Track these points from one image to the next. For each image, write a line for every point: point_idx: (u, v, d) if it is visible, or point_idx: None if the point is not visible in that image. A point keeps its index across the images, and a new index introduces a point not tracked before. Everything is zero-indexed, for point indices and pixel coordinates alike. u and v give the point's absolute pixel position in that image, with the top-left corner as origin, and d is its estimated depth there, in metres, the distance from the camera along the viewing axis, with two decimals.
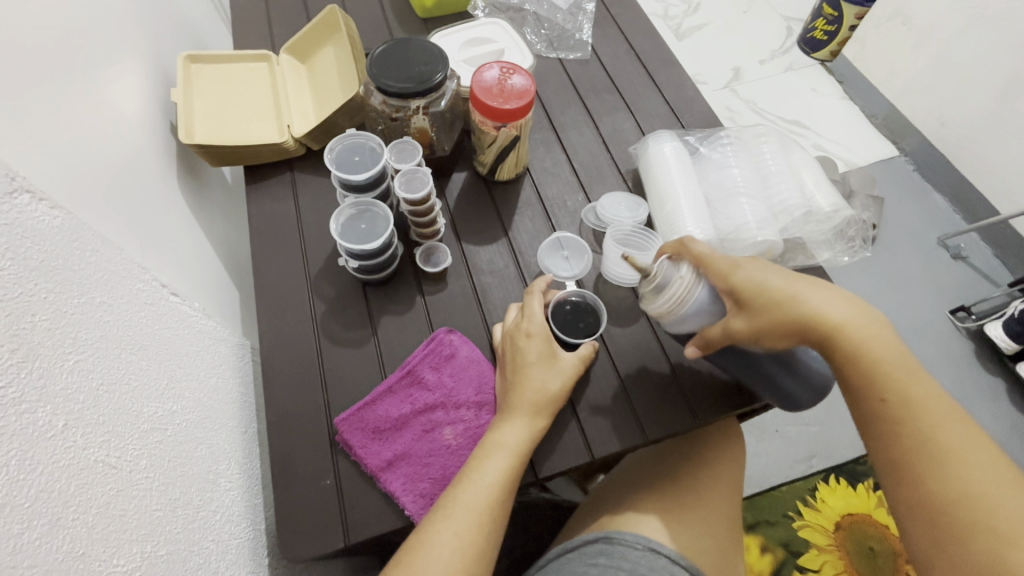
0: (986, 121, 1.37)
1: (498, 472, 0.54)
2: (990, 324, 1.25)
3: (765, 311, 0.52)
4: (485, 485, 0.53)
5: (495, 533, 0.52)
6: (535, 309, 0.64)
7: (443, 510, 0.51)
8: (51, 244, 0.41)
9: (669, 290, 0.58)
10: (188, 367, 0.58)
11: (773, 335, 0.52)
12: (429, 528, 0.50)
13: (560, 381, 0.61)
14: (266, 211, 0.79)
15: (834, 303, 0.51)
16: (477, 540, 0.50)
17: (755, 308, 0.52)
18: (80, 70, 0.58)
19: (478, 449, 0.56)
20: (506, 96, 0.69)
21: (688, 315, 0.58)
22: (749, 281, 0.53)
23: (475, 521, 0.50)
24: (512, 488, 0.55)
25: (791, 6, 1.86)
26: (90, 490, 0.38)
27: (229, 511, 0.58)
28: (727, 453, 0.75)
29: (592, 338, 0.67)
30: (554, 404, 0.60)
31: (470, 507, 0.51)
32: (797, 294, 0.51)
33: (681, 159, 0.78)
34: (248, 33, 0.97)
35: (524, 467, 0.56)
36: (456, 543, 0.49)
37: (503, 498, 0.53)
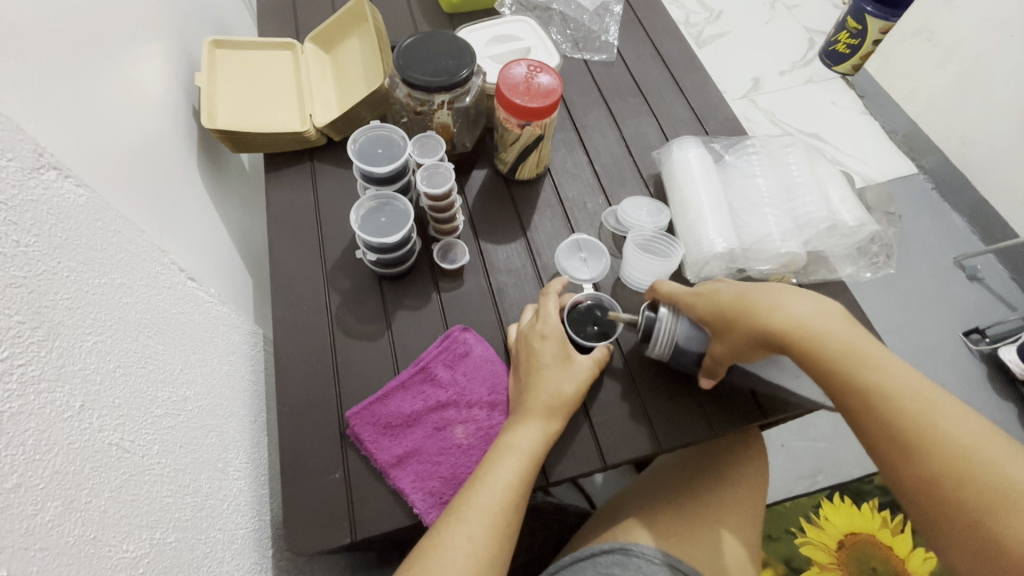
0: (1009, 143, 1.35)
1: (511, 476, 0.53)
2: (1005, 348, 1.23)
3: (725, 329, 0.56)
4: (497, 490, 0.52)
5: (508, 538, 0.51)
6: (550, 310, 0.63)
7: (456, 514, 0.50)
8: (76, 222, 0.41)
9: (656, 339, 0.63)
10: (202, 353, 0.57)
11: (746, 352, 0.55)
12: (442, 533, 0.49)
13: (576, 385, 0.60)
14: (285, 200, 0.78)
15: (781, 305, 0.53)
16: (490, 544, 0.49)
17: (723, 328, 0.57)
18: (105, 49, 0.58)
19: (492, 452, 0.56)
20: (532, 94, 0.68)
21: (683, 350, 0.63)
22: (707, 306, 0.58)
23: (487, 526, 0.50)
24: (525, 492, 0.54)
25: (815, 17, 1.84)
26: (104, 473, 0.38)
27: (236, 501, 0.58)
28: (746, 467, 0.73)
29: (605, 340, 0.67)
30: (570, 408, 0.59)
31: (483, 512, 0.50)
32: (742, 307, 0.55)
33: (705, 165, 0.77)
34: (274, 21, 0.97)
35: (537, 471, 0.56)
36: (469, 549, 0.48)
37: (516, 501, 0.52)
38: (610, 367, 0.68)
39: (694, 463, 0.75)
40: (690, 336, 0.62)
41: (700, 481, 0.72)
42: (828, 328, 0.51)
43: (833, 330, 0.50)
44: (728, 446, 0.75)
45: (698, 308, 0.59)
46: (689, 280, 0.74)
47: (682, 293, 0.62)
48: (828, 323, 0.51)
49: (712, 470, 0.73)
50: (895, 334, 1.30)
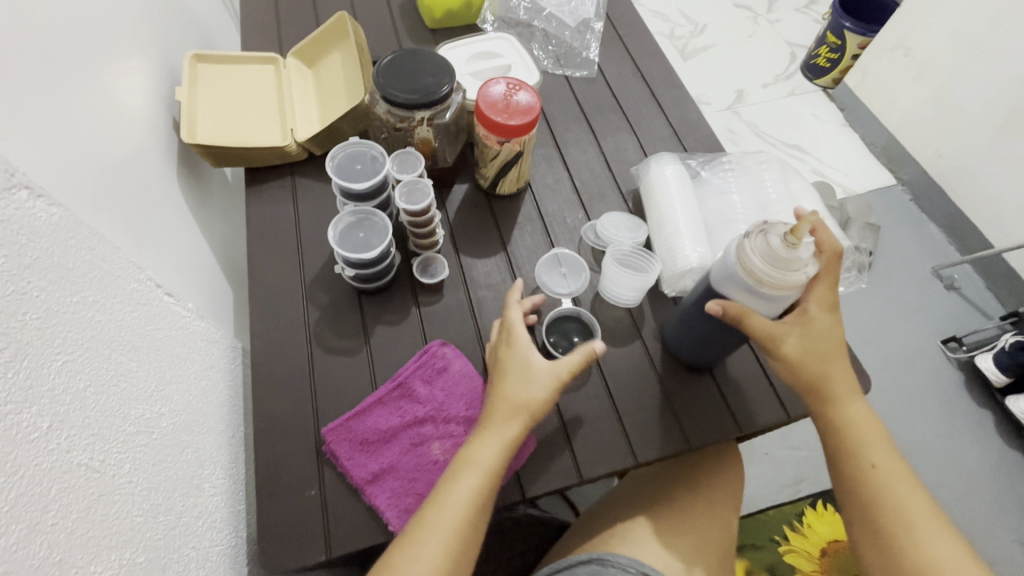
0: (982, 156, 1.39)
1: (472, 493, 0.53)
2: (981, 356, 1.26)
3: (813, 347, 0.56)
4: (457, 507, 0.52)
5: (469, 554, 0.52)
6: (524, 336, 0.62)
7: (418, 533, 0.51)
8: (47, 241, 0.41)
9: (783, 274, 0.52)
10: (179, 369, 0.57)
11: (802, 361, 0.56)
12: (403, 551, 0.50)
13: (547, 394, 0.58)
14: (266, 214, 0.78)
15: (846, 376, 0.57)
16: (451, 562, 0.50)
17: (815, 342, 0.56)
18: (84, 63, 0.58)
19: (454, 467, 0.55)
20: (511, 112, 0.69)
21: (757, 295, 0.55)
22: (827, 328, 0.57)
23: (447, 544, 0.50)
24: (486, 506, 0.54)
25: (795, 32, 1.88)
26: (71, 494, 0.38)
27: (212, 519, 0.57)
28: (719, 476, 0.75)
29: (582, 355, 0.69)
30: (540, 417, 0.58)
31: (443, 530, 0.51)
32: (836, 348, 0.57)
33: (681, 182, 0.79)
34: (257, 35, 0.97)
35: (500, 484, 0.55)
36: (430, 567, 0.49)
37: (478, 514, 0.53)
38: (588, 382, 0.69)
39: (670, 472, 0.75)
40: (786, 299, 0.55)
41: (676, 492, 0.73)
42: (861, 417, 0.56)
43: (865, 425, 0.56)
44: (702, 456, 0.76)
45: (822, 324, 0.57)
46: (665, 294, 0.75)
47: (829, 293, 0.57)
48: (860, 409, 0.57)
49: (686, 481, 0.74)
50: (874, 344, 1.32)
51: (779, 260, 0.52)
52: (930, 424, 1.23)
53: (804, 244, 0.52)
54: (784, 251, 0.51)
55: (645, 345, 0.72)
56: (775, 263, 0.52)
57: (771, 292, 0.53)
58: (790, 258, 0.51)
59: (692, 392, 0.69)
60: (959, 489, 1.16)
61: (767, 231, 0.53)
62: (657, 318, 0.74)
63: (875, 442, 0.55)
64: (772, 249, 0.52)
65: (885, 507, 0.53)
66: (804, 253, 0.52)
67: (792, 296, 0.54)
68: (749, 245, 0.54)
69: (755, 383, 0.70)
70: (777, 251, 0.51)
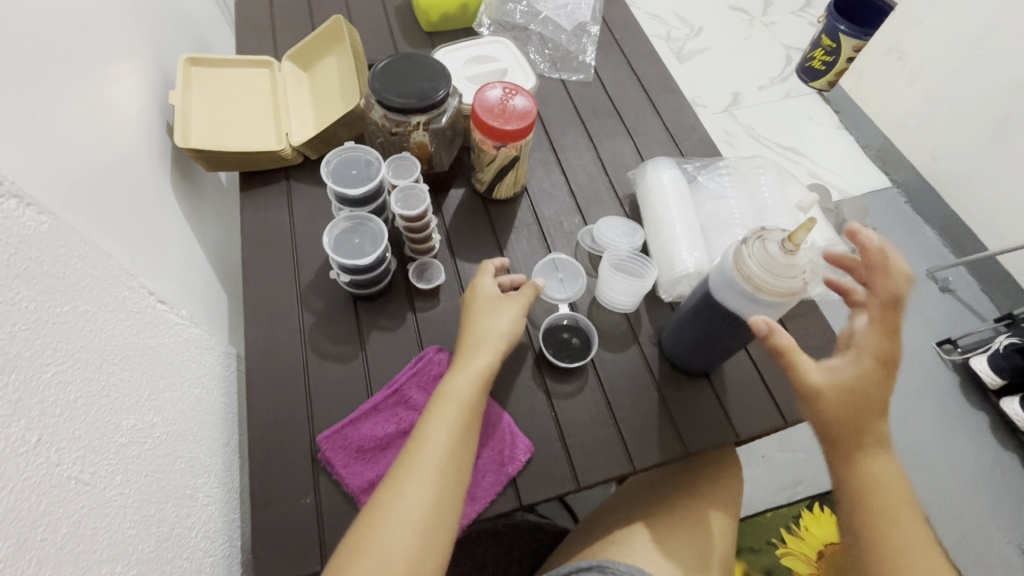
0: (977, 159, 1.39)
1: (452, 427, 0.54)
2: (976, 358, 1.26)
3: (857, 393, 0.54)
4: (440, 441, 0.53)
5: (459, 484, 0.53)
6: (483, 284, 0.66)
7: (404, 471, 0.51)
8: (36, 251, 0.40)
9: (782, 282, 0.52)
10: (172, 377, 0.56)
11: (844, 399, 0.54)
12: (393, 489, 0.50)
13: (509, 326, 0.62)
14: (261, 219, 0.78)
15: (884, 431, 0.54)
16: (443, 491, 0.51)
17: (860, 385, 0.54)
18: (75, 68, 0.57)
19: (432, 404, 0.57)
20: (507, 117, 0.69)
21: (757, 301, 0.55)
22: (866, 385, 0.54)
23: (435, 476, 0.51)
24: (467, 436, 0.55)
25: (791, 35, 1.89)
26: (60, 509, 0.37)
27: (206, 528, 0.57)
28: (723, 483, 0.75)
29: (575, 360, 0.69)
30: (507, 349, 0.62)
31: (429, 465, 0.52)
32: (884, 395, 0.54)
33: (678, 187, 0.79)
34: (251, 38, 0.97)
35: (477, 416, 0.57)
36: (422, 498, 0.50)
37: (461, 443, 0.54)
38: (585, 387, 0.68)
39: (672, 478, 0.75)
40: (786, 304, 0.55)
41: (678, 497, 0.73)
42: (888, 476, 0.53)
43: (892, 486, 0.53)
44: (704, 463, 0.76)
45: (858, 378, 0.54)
46: (662, 299, 0.75)
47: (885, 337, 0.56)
48: (887, 468, 0.53)
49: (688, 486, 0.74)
50: None
51: (777, 266, 0.52)
52: (925, 426, 1.23)
53: (802, 250, 0.52)
54: (782, 258, 0.51)
55: (642, 350, 0.72)
56: (774, 271, 0.52)
57: (770, 297, 0.53)
58: (787, 264, 0.51)
59: (689, 398, 0.69)
60: (954, 491, 1.17)
61: (764, 238, 0.53)
62: (654, 324, 0.74)
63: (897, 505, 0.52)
64: (770, 256, 0.52)
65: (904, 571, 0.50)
66: (802, 258, 0.52)
67: (793, 302, 0.54)
68: (747, 250, 0.54)
69: (752, 388, 0.70)
70: (775, 257, 0.51)
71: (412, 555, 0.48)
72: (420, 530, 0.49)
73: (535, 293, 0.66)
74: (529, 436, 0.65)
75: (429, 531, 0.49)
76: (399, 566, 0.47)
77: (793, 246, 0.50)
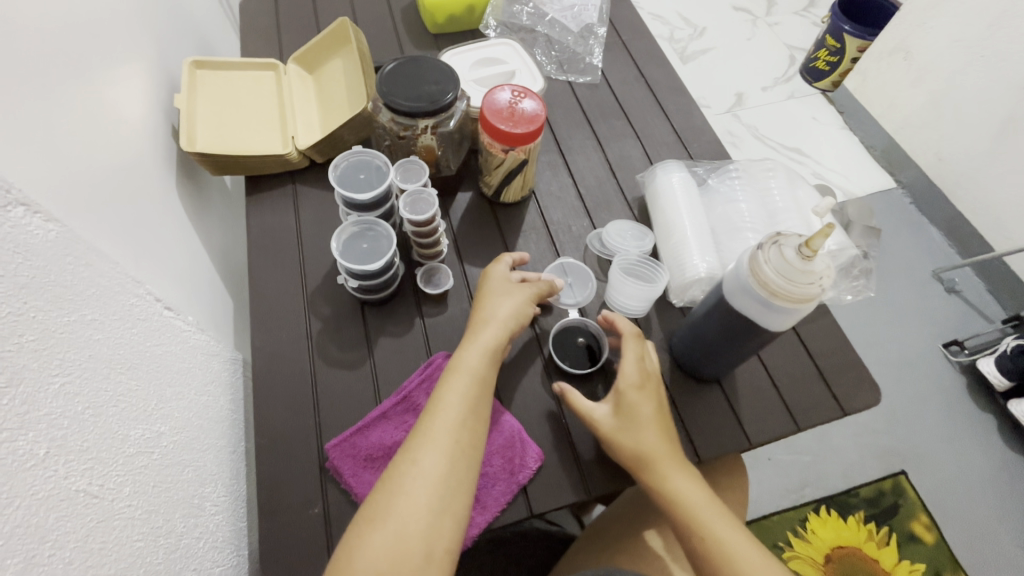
0: (983, 159, 1.38)
1: (464, 395, 0.54)
2: (983, 360, 1.25)
3: (617, 430, 0.59)
4: (454, 408, 0.53)
5: (475, 451, 0.52)
6: (495, 268, 0.66)
7: (417, 440, 0.51)
8: (43, 260, 0.40)
9: (799, 290, 0.51)
10: (179, 385, 0.56)
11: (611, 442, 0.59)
12: (408, 458, 0.50)
13: (518, 305, 0.62)
14: (266, 223, 0.77)
15: (655, 442, 0.57)
16: (458, 458, 0.50)
17: (626, 416, 0.59)
18: (80, 71, 0.57)
19: (444, 377, 0.56)
20: (516, 120, 0.68)
21: (772, 309, 0.54)
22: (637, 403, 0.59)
23: (449, 442, 0.51)
24: (480, 406, 0.54)
25: (795, 35, 1.88)
26: (68, 523, 0.37)
27: (213, 538, 0.56)
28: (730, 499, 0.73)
29: (588, 364, 0.68)
30: (518, 326, 0.62)
31: (443, 431, 0.51)
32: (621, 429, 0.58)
33: (688, 190, 0.78)
34: (256, 41, 0.96)
35: (490, 386, 0.57)
36: (437, 464, 0.49)
37: (474, 413, 0.54)
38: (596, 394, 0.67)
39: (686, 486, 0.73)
40: (802, 311, 0.54)
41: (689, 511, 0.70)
42: (692, 499, 0.54)
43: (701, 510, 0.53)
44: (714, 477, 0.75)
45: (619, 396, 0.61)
46: (673, 304, 0.74)
47: (629, 367, 0.61)
48: (693, 494, 0.55)
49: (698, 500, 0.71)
50: (875, 348, 1.32)
51: (793, 272, 0.51)
52: (932, 429, 1.22)
53: (819, 256, 0.51)
54: (798, 263, 0.50)
55: None
56: (791, 277, 0.51)
57: (785, 304, 0.52)
58: (803, 270, 0.50)
59: (701, 405, 0.68)
60: (961, 494, 1.16)
61: (780, 243, 0.53)
62: (664, 329, 0.73)
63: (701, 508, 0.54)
64: (786, 261, 0.51)
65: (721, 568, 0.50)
66: (819, 264, 0.51)
67: (808, 309, 0.53)
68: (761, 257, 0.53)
69: (765, 395, 0.69)
70: (791, 264, 0.50)
71: (429, 521, 0.47)
72: (436, 493, 0.48)
73: (549, 289, 0.67)
74: (540, 444, 0.64)
75: (445, 498, 0.48)
76: (416, 532, 0.46)
77: (810, 253, 0.49)
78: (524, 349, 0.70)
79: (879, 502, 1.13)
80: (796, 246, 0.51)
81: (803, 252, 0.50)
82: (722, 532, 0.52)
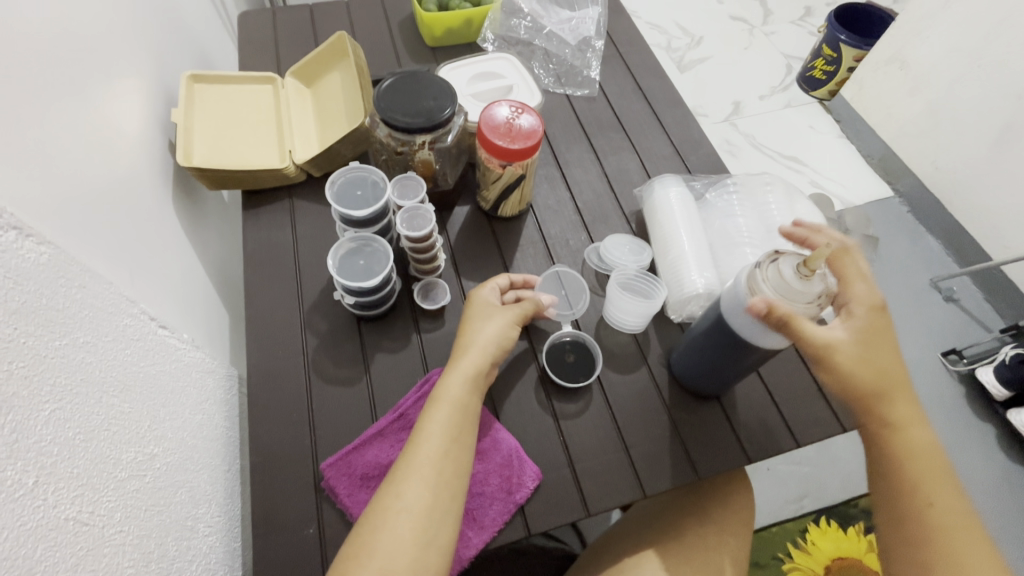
0: (981, 168, 1.39)
1: (447, 425, 0.53)
2: (982, 369, 1.25)
3: (874, 345, 0.56)
4: (437, 438, 0.52)
5: (460, 480, 0.51)
6: (479, 292, 0.65)
7: (402, 471, 0.50)
8: (36, 284, 0.39)
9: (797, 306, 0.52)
10: (173, 405, 0.55)
11: (854, 369, 0.55)
12: (391, 491, 0.49)
13: (502, 328, 0.62)
14: (263, 237, 0.77)
15: (898, 382, 0.56)
16: (443, 489, 0.50)
17: (863, 336, 0.56)
18: (75, 88, 0.56)
19: (426, 408, 0.55)
20: (513, 136, 0.68)
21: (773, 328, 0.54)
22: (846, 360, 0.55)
23: (433, 475, 0.50)
24: (463, 437, 0.54)
25: (791, 45, 1.89)
26: (57, 553, 0.36)
27: (206, 560, 0.55)
28: (958, 515, 0.53)
29: (568, 379, 0.68)
30: (501, 350, 0.61)
31: (426, 463, 0.50)
32: (885, 333, 0.57)
33: (685, 204, 0.78)
34: (254, 54, 0.96)
35: (473, 415, 0.56)
36: (421, 497, 0.49)
37: (457, 445, 0.53)
38: (592, 410, 0.67)
39: (900, 481, 0.54)
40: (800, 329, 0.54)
41: (901, 507, 0.54)
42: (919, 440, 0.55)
43: (904, 400, 0.56)
44: (935, 447, 0.55)
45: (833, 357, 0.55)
46: (672, 319, 0.74)
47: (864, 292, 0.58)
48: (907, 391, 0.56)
49: (901, 478, 0.54)
50: None
51: (791, 291, 0.52)
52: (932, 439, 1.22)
53: (817, 275, 0.52)
54: (798, 282, 0.51)
55: (651, 369, 0.71)
56: (790, 294, 0.52)
57: (785, 324, 0.53)
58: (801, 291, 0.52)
59: (699, 421, 0.67)
60: None
61: (778, 261, 0.53)
62: (663, 344, 0.72)
63: (928, 474, 0.54)
64: (784, 280, 0.52)
65: (927, 514, 0.53)
66: (816, 284, 0.52)
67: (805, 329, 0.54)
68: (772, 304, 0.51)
69: (764, 411, 0.69)
70: (791, 281, 0.51)
71: (414, 555, 0.46)
72: (421, 526, 0.47)
73: (535, 310, 0.66)
74: (537, 462, 0.63)
75: (430, 530, 0.48)
76: (401, 567, 0.45)
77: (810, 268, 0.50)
78: (519, 363, 0.69)
79: None
80: (795, 264, 0.52)
81: (801, 268, 0.51)
82: (941, 481, 0.54)
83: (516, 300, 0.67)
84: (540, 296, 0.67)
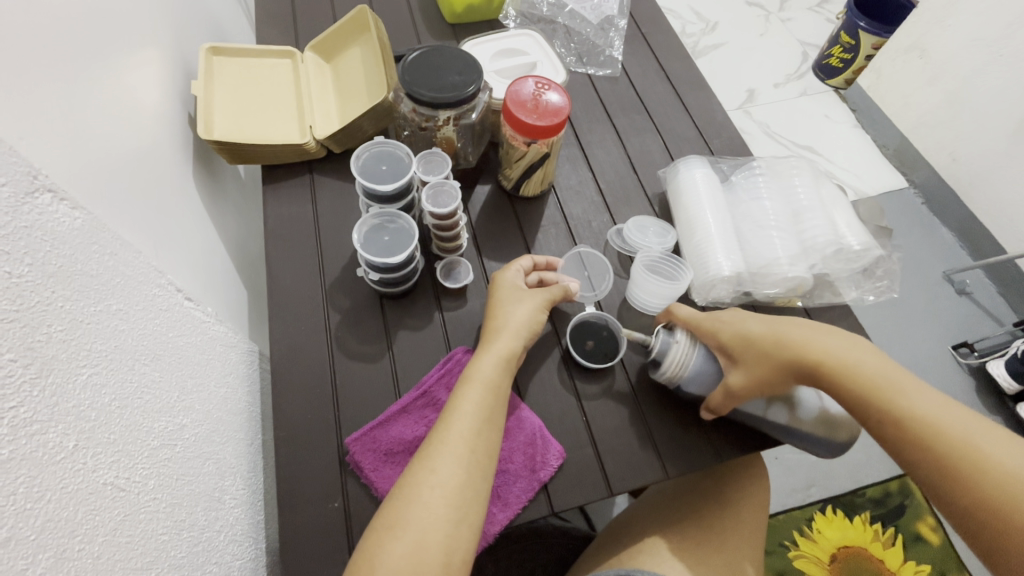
0: (999, 159, 1.36)
1: (480, 404, 0.53)
2: (993, 362, 1.24)
3: (748, 351, 0.58)
4: (470, 417, 0.52)
5: (490, 457, 0.51)
6: (505, 275, 0.64)
7: (433, 449, 0.50)
8: (71, 248, 0.39)
9: (667, 359, 0.62)
10: (199, 377, 0.55)
11: (763, 381, 0.56)
12: (425, 465, 0.49)
13: (532, 311, 0.61)
14: (284, 213, 0.76)
15: (801, 333, 0.56)
16: (475, 465, 0.50)
17: (741, 359, 0.58)
18: (96, 54, 0.55)
19: (457, 386, 0.55)
20: (540, 113, 0.67)
21: (694, 380, 0.62)
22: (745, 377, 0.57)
23: (465, 452, 0.50)
24: (494, 418, 0.53)
25: (808, 31, 1.85)
26: (98, 517, 0.36)
27: (233, 531, 0.56)
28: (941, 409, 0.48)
29: (589, 360, 0.67)
30: (530, 335, 0.61)
31: (459, 440, 0.50)
32: (746, 336, 0.59)
33: (711, 186, 0.77)
34: (272, 29, 0.95)
35: (504, 396, 0.56)
36: (454, 472, 0.49)
37: (489, 426, 0.52)
38: (613, 391, 0.67)
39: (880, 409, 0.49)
40: (702, 364, 0.61)
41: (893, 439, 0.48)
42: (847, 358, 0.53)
43: (810, 340, 0.55)
44: (860, 349, 0.53)
45: (740, 385, 0.57)
46: (697, 303, 0.73)
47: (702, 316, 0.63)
48: (801, 331, 0.57)
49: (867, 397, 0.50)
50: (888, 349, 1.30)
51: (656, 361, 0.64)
52: None
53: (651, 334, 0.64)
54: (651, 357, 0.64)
55: None
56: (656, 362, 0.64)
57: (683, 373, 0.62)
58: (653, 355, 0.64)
59: None
60: None
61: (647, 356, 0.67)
62: None
63: (894, 385, 0.50)
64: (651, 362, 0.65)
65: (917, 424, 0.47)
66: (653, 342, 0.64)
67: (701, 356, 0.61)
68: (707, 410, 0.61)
69: None
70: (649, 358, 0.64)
71: (447, 531, 0.46)
72: (453, 500, 0.47)
73: (564, 295, 0.65)
74: (561, 442, 0.63)
75: (463, 508, 0.48)
76: (435, 541, 0.45)
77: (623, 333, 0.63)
78: (543, 344, 0.69)
79: (886, 502, 1.12)
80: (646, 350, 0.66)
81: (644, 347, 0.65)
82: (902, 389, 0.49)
83: (540, 282, 0.67)
84: (566, 281, 0.67)
